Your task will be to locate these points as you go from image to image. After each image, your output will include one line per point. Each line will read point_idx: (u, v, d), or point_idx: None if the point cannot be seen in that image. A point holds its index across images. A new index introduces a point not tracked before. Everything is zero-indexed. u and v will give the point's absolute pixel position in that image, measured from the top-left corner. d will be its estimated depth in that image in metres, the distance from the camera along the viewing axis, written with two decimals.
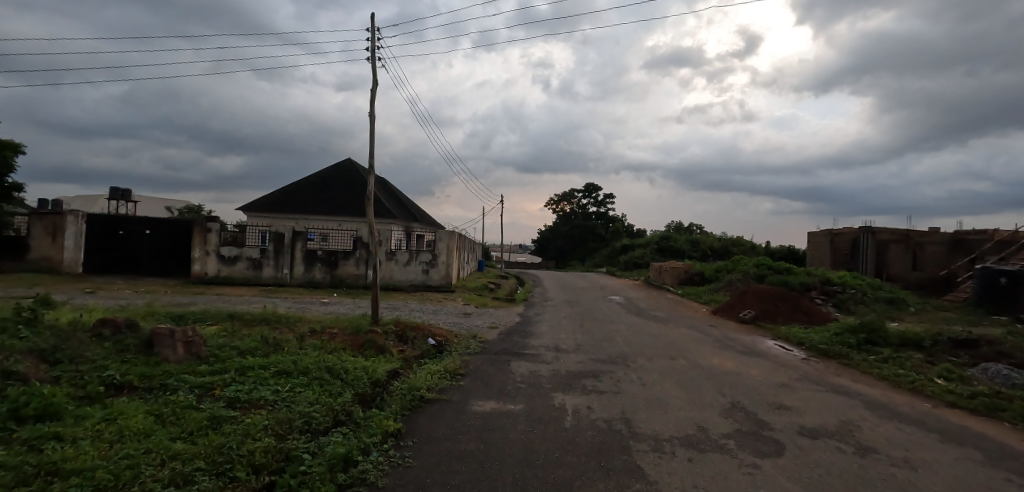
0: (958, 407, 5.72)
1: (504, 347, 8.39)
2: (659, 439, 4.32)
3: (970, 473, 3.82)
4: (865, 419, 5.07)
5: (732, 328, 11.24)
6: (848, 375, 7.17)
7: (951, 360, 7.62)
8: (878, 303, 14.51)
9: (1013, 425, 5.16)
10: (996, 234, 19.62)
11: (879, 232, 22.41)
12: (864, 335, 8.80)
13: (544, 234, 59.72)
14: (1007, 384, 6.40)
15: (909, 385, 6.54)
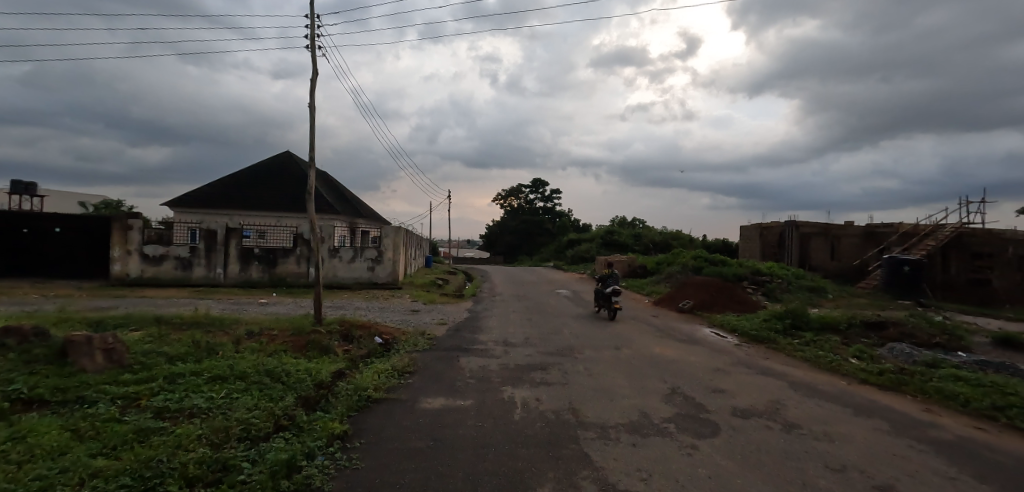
0: (869, 384, 6.32)
1: (453, 343, 8.35)
2: (605, 427, 4.47)
3: (879, 442, 4.25)
4: (790, 398, 5.49)
5: (672, 318, 11.82)
6: (775, 357, 7.76)
7: (863, 341, 8.42)
8: (801, 291, 15.76)
9: (914, 397, 5.76)
10: (901, 226, 22.09)
11: (802, 226, 24.23)
12: (789, 320, 9.51)
13: (493, 230, 59.90)
14: (908, 361, 7.14)
15: (828, 365, 7.14)
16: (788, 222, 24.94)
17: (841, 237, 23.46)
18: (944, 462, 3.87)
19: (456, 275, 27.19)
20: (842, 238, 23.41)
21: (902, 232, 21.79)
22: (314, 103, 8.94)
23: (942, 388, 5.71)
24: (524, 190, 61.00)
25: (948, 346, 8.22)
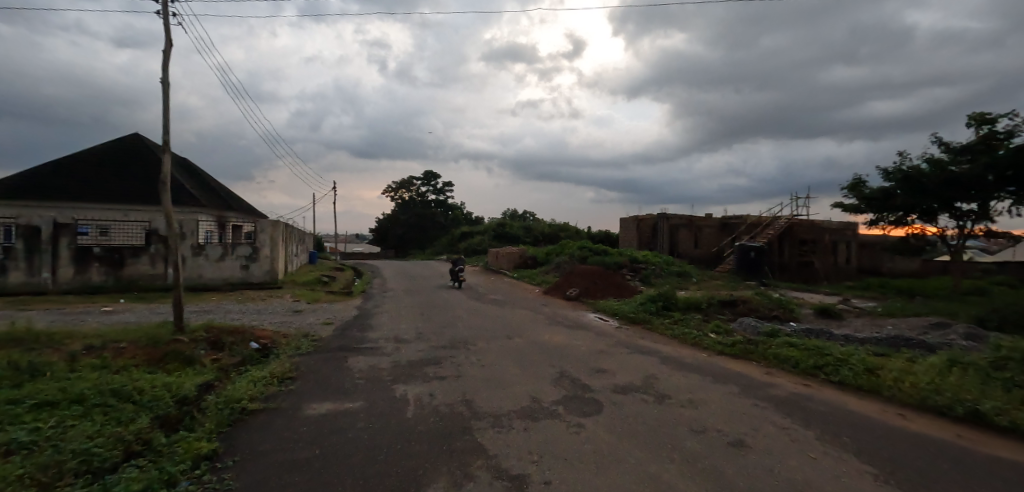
0: (723, 354, 7.30)
1: (341, 343, 7.91)
2: (499, 415, 4.58)
3: (731, 403, 4.95)
4: (661, 372, 6.14)
5: (560, 305, 12.49)
6: (649, 337, 8.61)
7: (718, 317, 9.72)
8: (669, 276, 17.69)
9: (757, 363, 6.80)
10: (748, 218, 25.93)
11: (671, 217, 26.76)
12: (660, 302, 10.60)
13: (384, 223, 57.68)
14: (753, 332, 8.40)
15: (691, 340, 8.11)
16: (660, 214, 27.39)
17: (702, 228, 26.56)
18: (779, 415, 4.62)
19: (344, 272, 25.76)
20: (703, 229, 26.53)
21: (749, 223, 25.62)
22: (167, 78, 7.73)
23: (778, 354, 6.79)
24: (417, 182, 59.69)
25: (781, 318, 9.86)
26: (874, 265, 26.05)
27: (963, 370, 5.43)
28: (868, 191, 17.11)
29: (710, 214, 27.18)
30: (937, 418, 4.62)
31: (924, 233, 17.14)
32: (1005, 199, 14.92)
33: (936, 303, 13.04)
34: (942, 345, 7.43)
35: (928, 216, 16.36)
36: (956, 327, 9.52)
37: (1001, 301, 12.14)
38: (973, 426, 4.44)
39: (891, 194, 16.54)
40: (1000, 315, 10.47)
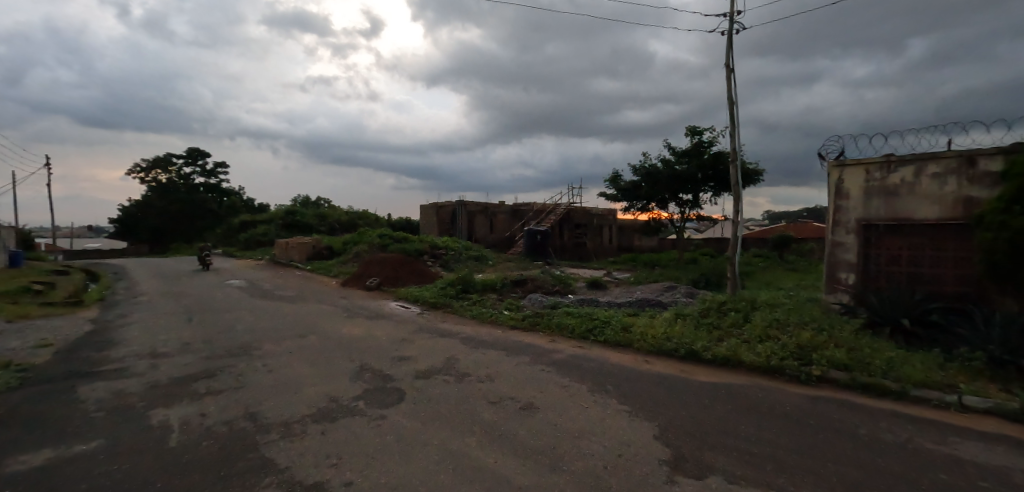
0: (516, 328, 8.10)
1: (62, 370, 6.02)
2: (289, 423, 4.14)
3: (521, 371, 5.52)
4: (461, 352, 6.45)
5: (360, 296, 12.00)
6: (450, 320, 8.96)
7: (511, 296, 10.76)
8: (469, 261, 18.78)
9: (543, 333, 7.75)
10: (533, 206, 29.26)
11: (468, 205, 28.23)
12: (460, 285, 11.12)
13: (129, 212, 45.75)
14: (539, 306, 9.55)
15: (489, 318, 8.76)
16: (458, 202, 28.60)
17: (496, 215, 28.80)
18: (560, 375, 5.35)
19: (62, 275, 19.57)
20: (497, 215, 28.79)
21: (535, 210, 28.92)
22: None
23: (560, 323, 7.84)
24: (177, 161, 48.94)
25: (561, 292, 11.51)
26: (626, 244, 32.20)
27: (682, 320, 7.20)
28: (623, 184, 21.10)
29: (503, 202, 29.64)
30: (666, 360, 6.02)
31: (660, 218, 21.72)
32: (707, 192, 20.02)
33: (667, 272, 16.80)
34: (668, 303, 9.74)
35: (662, 205, 20.80)
36: (676, 288, 12.55)
37: (705, 267, 16.28)
38: (687, 361, 5.92)
39: (639, 186, 20.69)
40: (703, 277, 14.11)
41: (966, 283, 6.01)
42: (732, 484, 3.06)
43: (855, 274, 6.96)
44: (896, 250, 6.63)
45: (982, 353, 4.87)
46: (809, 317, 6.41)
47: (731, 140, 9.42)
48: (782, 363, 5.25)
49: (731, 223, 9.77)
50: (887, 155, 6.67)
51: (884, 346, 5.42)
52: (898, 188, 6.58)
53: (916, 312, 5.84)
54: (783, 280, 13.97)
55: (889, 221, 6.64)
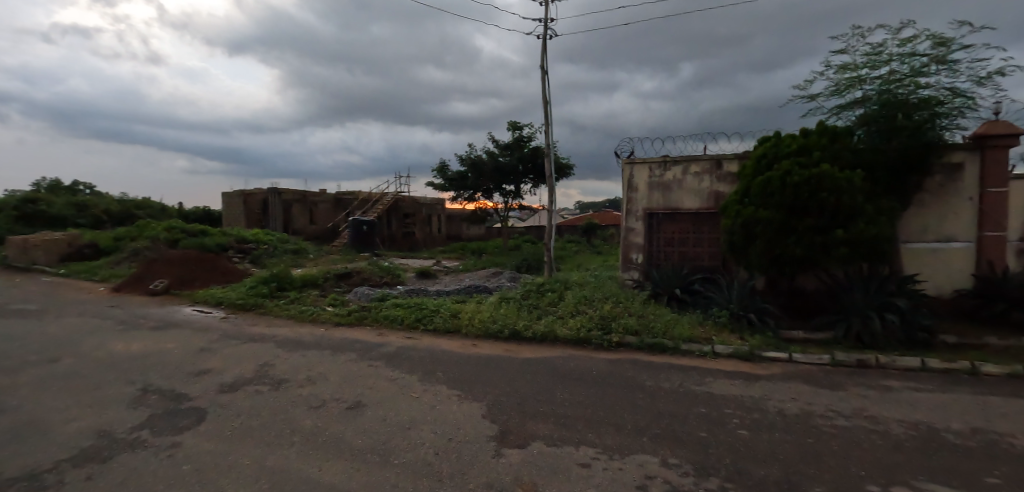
0: (341, 324, 7.66)
1: None
2: (36, 473, 3.19)
3: (347, 370, 5.25)
4: (277, 357, 5.83)
5: (138, 303, 9.87)
6: (264, 322, 8.02)
7: (335, 291, 10.16)
8: (285, 255, 17.11)
9: (371, 326, 7.49)
10: (360, 194, 27.90)
11: (283, 193, 25.56)
12: (275, 282, 10.01)
13: None
14: (366, 299, 9.21)
15: (310, 317, 8.10)
16: (270, 190, 25.70)
17: (316, 204, 26.62)
18: (388, 369, 5.25)
19: None
20: (317, 204, 26.65)
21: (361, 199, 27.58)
22: None
23: (389, 315, 7.65)
24: None
25: (389, 284, 11.36)
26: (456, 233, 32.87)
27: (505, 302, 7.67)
28: (450, 173, 21.53)
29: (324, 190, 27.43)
30: (491, 341, 6.39)
31: (487, 207, 22.62)
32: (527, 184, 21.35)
33: (493, 259, 17.71)
34: (494, 288, 10.36)
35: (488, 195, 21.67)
36: (500, 274, 13.37)
37: (526, 253, 17.58)
38: (512, 341, 6.37)
39: (466, 176, 21.21)
40: (525, 262, 15.26)
41: (714, 258, 7.75)
42: (550, 446, 3.41)
43: (642, 254, 8.24)
44: (670, 233, 8.09)
45: (726, 311, 6.26)
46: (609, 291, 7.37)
47: (545, 136, 10.33)
48: (589, 334, 6.03)
49: (547, 212, 10.72)
50: (664, 155, 7.99)
51: (664, 311, 6.63)
52: (670, 183, 8.01)
53: (684, 283, 7.22)
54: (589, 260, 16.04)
55: (664, 209, 8.04)
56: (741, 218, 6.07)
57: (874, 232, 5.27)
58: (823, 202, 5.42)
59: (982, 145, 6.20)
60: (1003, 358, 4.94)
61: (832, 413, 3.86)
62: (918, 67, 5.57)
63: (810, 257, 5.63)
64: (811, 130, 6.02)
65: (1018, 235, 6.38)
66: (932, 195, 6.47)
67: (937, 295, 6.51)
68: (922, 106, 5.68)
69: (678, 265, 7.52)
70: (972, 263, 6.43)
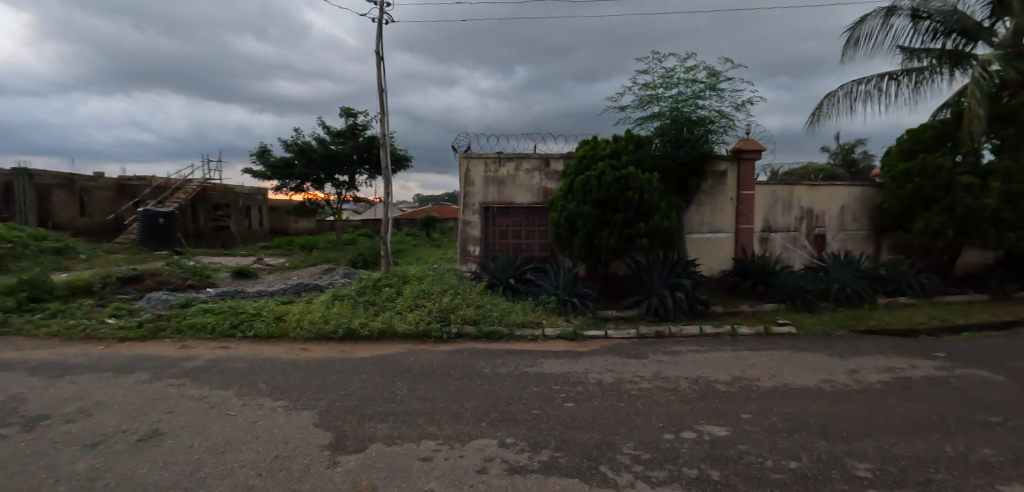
0: (130, 340, 6.33)
1: None
2: None
3: (137, 394, 4.37)
4: (29, 389, 4.55)
5: None
6: (9, 345, 6.17)
7: (120, 298, 8.37)
8: (42, 256, 13.42)
9: (172, 339, 6.37)
10: (154, 180, 23.24)
11: (36, 175, 19.82)
12: (24, 293, 7.76)
13: None
14: (165, 307, 7.79)
15: (83, 333, 6.51)
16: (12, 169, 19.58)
17: (88, 190, 21.19)
18: (196, 386, 4.53)
19: None
20: (90, 191, 21.22)
21: (155, 186, 22.96)
22: None
23: (196, 324, 6.57)
24: None
25: (198, 288, 9.83)
26: (283, 227, 29.96)
27: (340, 300, 7.24)
28: (273, 160, 19.40)
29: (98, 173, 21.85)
30: (324, 344, 6.00)
31: (317, 199, 21.05)
32: (362, 174, 20.16)
33: (325, 254, 16.49)
34: (329, 286, 9.70)
35: (318, 185, 20.04)
36: (333, 271, 12.57)
37: (362, 246, 16.76)
38: (348, 342, 6.07)
39: (292, 164, 19.35)
40: (360, 257, 14.55)
41: (543, 249, 8.50)
42: (389, 445, 3.35)
43: (480, 247, 8.52)
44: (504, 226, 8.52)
45: (554, 297, 6.91)
46: (448, 283, 7.51)
47: (381, 126, 10.01)
48: (428, 328, 6.15)
49: (382, 205, 10.38)
50: (498, 152, 8.34)
51: (501, 300, 7.06)
52: (504, 179, 8.42)
53: (518, 273, 7.69)
54: (427, 253, 16.06)
55: (499, 203, 8.45)
56: (566, 212, 6.70)
57: (666, 225, 6.37)
58: (629, 199, 6.35)
59: (738, 157, 7.94)
60: (749, 320, 6.48)
61: (636, 377, 4.55)
62: (698, 91, 6.79)
63: (620, 246, 6.55)
64: (621, 137, 6.88)
65: (759, 226, 8.33)
66: (707, 195, 8.07)
67: (709, 275, 8.18)
68: (699, 123, 6.99)
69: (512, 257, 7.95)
70: (731, 249, 8.20)
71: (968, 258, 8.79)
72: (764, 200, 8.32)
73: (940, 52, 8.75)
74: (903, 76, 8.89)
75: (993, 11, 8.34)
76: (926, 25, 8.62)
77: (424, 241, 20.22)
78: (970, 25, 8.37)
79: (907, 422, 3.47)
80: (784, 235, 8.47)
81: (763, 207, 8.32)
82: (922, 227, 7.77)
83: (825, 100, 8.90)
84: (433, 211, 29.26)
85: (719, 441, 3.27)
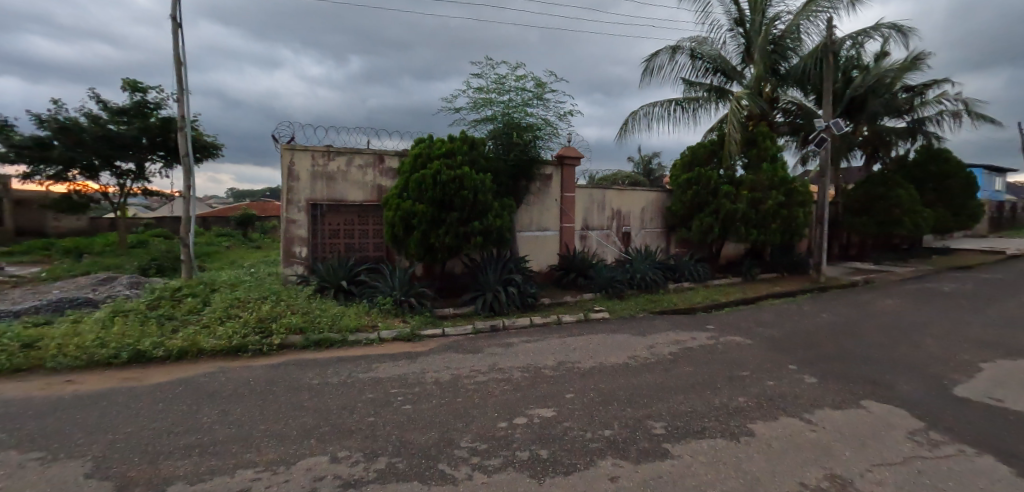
0: None
1: None
2: None
3: None
4: None
5: None
6: None
7: None
8: None
9: None
10: None
11: None
12: None
13: None
14: None
15: None
16: None
17: None
18: None
19: None
20: None
21: None
22: None
23: None
24: None
25: None
26: (38, 224, 23.07)
27: (120, 316, 5.83)
28: (14, 138, 14.80)
29: None
30: (97, 372, 4.76)
31: (88, 190, 16.72)
32: (156, 162, 16.65)
33: (101, 260, 13.14)
34: (105, 300, 7.74)
35: (90, 173, 15.94)
36: (115, 280, 10.13)
37: (154, 249, 13.78)
38: (134, 366, 4.91)
39: (46, 145, 14.98)
40: (153, 262, 11.96)
41: (379, 249, 8.19)
42: (191, 484, 2.78)
43: (307, 247, 7.78)
44: (335, 225, 7.94)
45: (389, 298, 6.70)
46: (270, 288, 6.67)
47: (178, 106, 8.38)
48: (243, 341, 5.35)
49: (182, 199, 8.72)
50: (327, 145, 7.73)
51: (331, 305, 6.56)
52: (335, 174, 7.86)
53: (351, 275, 7.25)
54: (245, 256, 14.00)
55: (329, 200, 7.84)
56: (401, 210, 6.56)
57: (499, 224, 6.70)
58: (463, 198, 6.51)
59: (561, 163, 8.82)
60: (572, 309, 7.25)
61: (475, 372, 4.67)
62: (526, 99, 7.29)
63: (456, 244, 6.66)
64: (456, 137, 7.01)
65: (580, 225, 9.37)
66: (537, 196, 8.75)
67: (538, 269, 8.90)
68: (528, 129, 7.52)
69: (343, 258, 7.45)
70: (557, 246, 9.05)
71: (727, 250, 11.28)
72: (583, 202, 9.38)
73: (708, 86, 11.01)
74: (685, 103, 10.94)
75: (741, 59, 10.80)
76: (699, 64, 10.76)
77: (241, 243, 17.55)
78: (727, 68, 10.70)
79: (688, 383, 4.27)
80: (599, 233, 9.68)
81: (583, 208, 9.38)
82: (697, 226, 9.71)
83: (630, 117, 10.45)
84: (253, 208, 25.60)
85: (547, 421, 3.54)
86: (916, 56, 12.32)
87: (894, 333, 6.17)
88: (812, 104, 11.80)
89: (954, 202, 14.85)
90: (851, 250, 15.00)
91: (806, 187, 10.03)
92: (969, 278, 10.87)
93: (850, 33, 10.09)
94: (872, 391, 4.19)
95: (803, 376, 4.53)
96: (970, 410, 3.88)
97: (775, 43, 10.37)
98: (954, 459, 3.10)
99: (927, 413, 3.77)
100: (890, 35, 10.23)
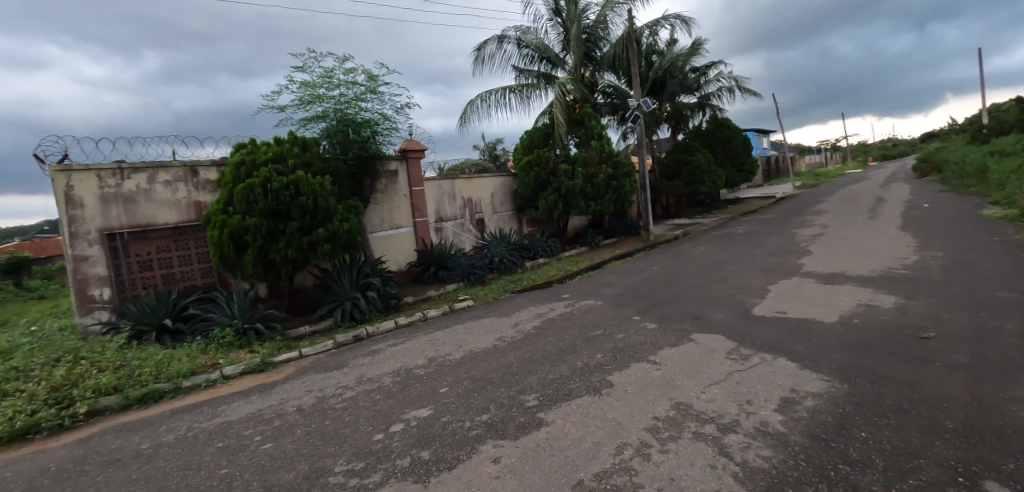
0: None
1: None
2: None
3: None
4: None
5: None
6: None
7: None
8: None
9: None
10: None
11: None
12: None
13: None
14: None
15: None
16: None
17: None
18: None
19: None
20: None
21: None
22: None
23: None
24: None
25: None
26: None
27: None
28: None
29: None
30: None
31: None
32: None
33: None
34: None
35: None
36: None
37: None
38: None
39: None
40: None
41: (209, 275, 7.09)
42: None
43: (108, 288, 6.35)
44: (145, 255, 6.64)
45: (230, 328, 5.87)
46: (61, 346, 5.28)
47: None
48: (33, 419, 4.15)
49: None
50: (116, 161, 6.37)
51: (154, 351, 5.48)
52: (135, 195, 6.55)
53: (175, 310, 6.14)
54: (19, 311, 10.94)
55: (132, 227, 6.50)
56: (228, 227, 5.76)
57: (347, 228, 6.32)
58: (302, 205, 5.95)
59: (404, 157, 8.65)
60: (437, 303, 7.24)
61: (340, 389, 4.35)
62: (359, 93, 6.90)
63: (301, 257, 6.09)
64: (284, 139, 6.36)
65: (432, 218, 9.32)
66: (384, 194, 8.44)
67: (397, 269, 8.62)
68: (365, 125, 7.15)
69: (162, 292, 6.28)
70: (413, 241, 8.89)
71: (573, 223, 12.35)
72: (433, 194, 9.34)
73: (537, 73, 11.75)
74: (518, 90, 11.54)
75: (562, 47, 11.72)
76: (525, 51, 11.46)
77: (13, 295, 13.55)
78: (552, 55, 11.52)
79: (553, 352, 4.56)
80: (453, 223, 9.75)
81: (433, 200, 9.33)
82: (543, 204, 10.42)
83: (469, 106, 10.65)
84: (24, 246, 19.85)
85: (424, 422, 3.45)
86: (698, 43, 14.73)
87: (706, 274, 7.42)
88: (625, 85, 13.40)
89: (737, 161, 18.39)
90: (670, 209, 17.59)
91: (630, 159, 11.42)
92: (753, 221, 13.62)
93: (647, 23, 11.61)
94: (697, 325, 4.98)
95: (644, 324, 5.19)
96: (762, 324, 4.86)
97: (589, 32, 11.46)
98: (757, 367, 3.85)
99: (736, 334, 4.62)
100: (677, 25, 12.04)
